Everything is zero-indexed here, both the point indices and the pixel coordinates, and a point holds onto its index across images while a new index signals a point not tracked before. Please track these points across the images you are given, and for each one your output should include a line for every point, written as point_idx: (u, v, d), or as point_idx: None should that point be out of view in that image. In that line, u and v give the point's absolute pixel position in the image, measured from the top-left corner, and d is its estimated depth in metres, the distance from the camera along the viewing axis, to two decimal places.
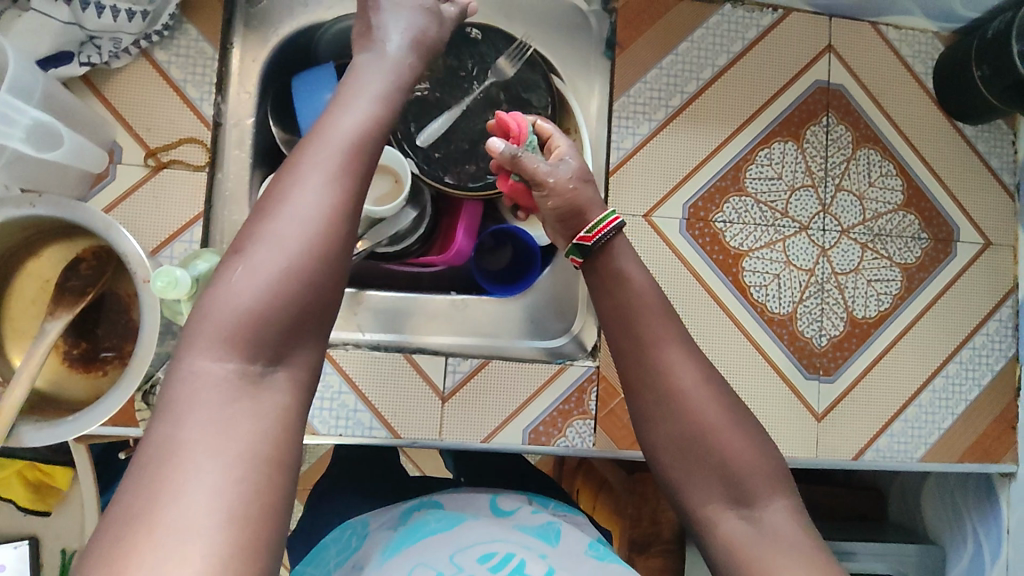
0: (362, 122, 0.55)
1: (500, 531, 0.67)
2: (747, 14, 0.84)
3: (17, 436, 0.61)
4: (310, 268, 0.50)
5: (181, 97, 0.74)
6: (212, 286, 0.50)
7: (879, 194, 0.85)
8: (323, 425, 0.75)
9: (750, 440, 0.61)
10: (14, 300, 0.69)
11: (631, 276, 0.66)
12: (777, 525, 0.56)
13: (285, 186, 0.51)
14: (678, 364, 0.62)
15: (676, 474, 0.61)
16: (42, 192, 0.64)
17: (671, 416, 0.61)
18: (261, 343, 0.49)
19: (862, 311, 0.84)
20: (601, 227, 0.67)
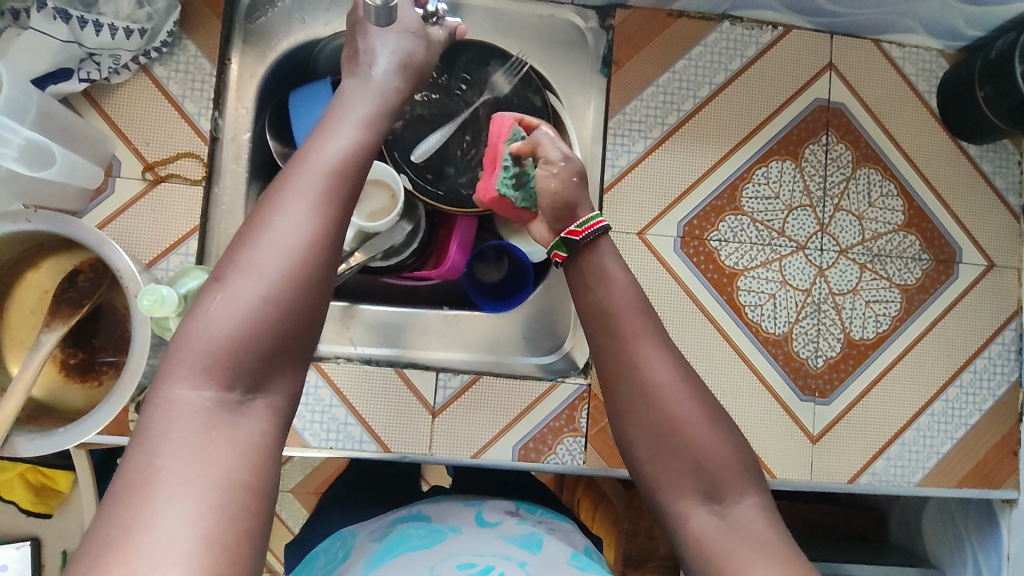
0: (345, 147, 0.55)
1: (481, 543, 0.67)
2: (746, 31, 0.84)
3: (11, 445, 0.62)
4: (291, 292, 0.50)
5: (180, 112, 0.76)
6: (190, 313, 0.50)
7: (879, 214, 0.84)
8: (313, 438, 0.75)
9: (725, 436, 0.60)
10: (14, 310, 0.71)
11: (612, 272, 0.67)
12: (746, 522, 0.56)
13: (269, 209, 0.52)
14: (653, 360, 0.62)
15: (652, 472, 0.60)
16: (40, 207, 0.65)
17: (647, 414, 0.61)
18: (240, 371, 0.49)
19: (860, 333, 0.83)
20: (590, 224, 0.68)
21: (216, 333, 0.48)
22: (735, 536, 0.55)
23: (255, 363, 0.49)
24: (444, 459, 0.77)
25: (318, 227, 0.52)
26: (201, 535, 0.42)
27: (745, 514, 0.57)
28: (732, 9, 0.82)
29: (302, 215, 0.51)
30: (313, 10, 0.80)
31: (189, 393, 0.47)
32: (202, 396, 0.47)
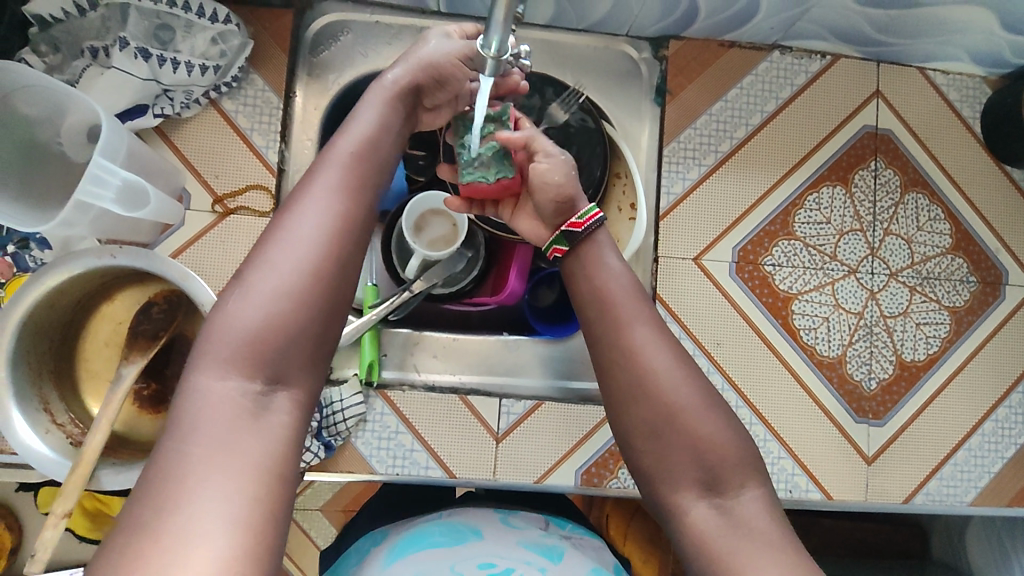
0: (360, 149, 0.59)
1: (504, 553, 0.72)
2: (796, 60, 0.86)
3: (95, 479, 0.63)
4: (307, 288, 0.53)
5: (249, 146, 0.77)
6: (213, 312, 0.52)
7: (927, 238, 0.86)
8: (380, 465, 0.76)
9: (723, 420, 0.60)
10: (89, 341, 0.72)
11: (608, 262, 0.65)
12: (749, 514, 0.56)
13: (292, 211, 0.55)
14: (650, 346, 0.61)
15: (649, 459, 0.60)
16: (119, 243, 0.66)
17: (644, 399, 0.59)
18: (262, 360, 0.51)
19: (911, 354, 0.84)
20: (591, 215, 0.66)
21: (238, 325, 0.51)
22: (739, 535, 0.54)
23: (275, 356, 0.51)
24: (508, 485, 0.78)
25: (333, 224, 0.55)
26: (232, 523, 0.43)
27: (749, 505, 0.56)
28: (782, 40, 0.84)
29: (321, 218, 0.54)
30: (376, 43, 0.82)
31: (216, 383, 0.49)
32: (229, 385, 0.49)
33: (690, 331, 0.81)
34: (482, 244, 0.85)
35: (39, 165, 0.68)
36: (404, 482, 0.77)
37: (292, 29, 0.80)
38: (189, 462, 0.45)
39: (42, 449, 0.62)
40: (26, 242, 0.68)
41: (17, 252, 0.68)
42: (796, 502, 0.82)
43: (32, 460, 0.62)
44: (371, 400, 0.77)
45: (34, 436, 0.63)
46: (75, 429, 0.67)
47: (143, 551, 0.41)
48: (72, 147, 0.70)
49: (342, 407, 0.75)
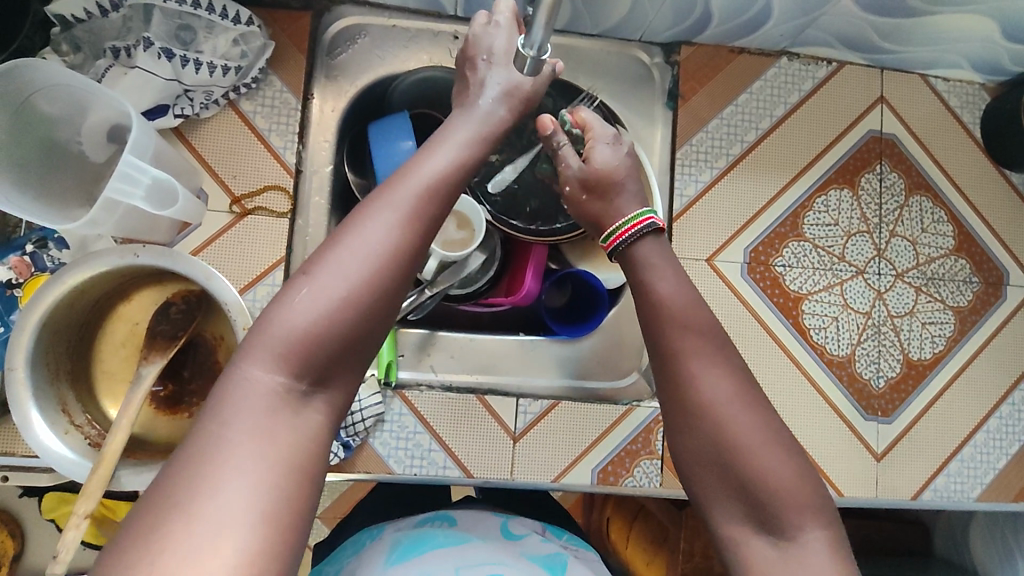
0: (443, 169, 0.57)
1: (506, 559, 0.73)
2: (803, 66, 0.88)
3: (115, 480, 0.63)
4: (364, 299, 0.50)
5: (267, 147, 0.78)
6: (274, 303, 0.50)
7: (931, 239, 0.88)
8: (399, 465, 0.76)
9: (785, 459, 0.57)
10: (105, 343, 0.71)
11: (665, 286, 0.65)
12: (814, 557, 0.53)
13: (363, 212, 0.52)
14: (706, 377, 0.60)
15: (703, 489, 0.58)
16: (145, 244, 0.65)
17: (698, 429, 0.59)
18: (309, 362, 0.48)
19: (917, 353, 0.86)
20: (630, 232, 0.70)
21: (293, 324, 0.48)
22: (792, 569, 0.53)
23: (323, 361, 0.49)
24: (526, 484, 0.78)
25: (402, 238, 0.52)
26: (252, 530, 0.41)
27: (814, 549, 0.54)
28: (790, 46, 0.86)
29: (391, 228, 0.52)
30: (391, 46, 0.83)
31: (262, 376, 0.47)
32: (273, 381, 0.47)
33: None
34: (498, 245, 0.87)
35: (57, 164, 0.68)
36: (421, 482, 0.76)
37: (309, 30, 0.80)
38: (221, 445, 0.44)
39: (63, 450, 0.61)
40: (43, 241, 0.67)
41: (34, 252, 0.66)
42: None
43: (51, 461, 0.61)
44: (389, 401, 0.76)
45: (53, 438, 0.62)
46: (92, 430, 0.66)
47: (147, 556, 0.39)
48: (91, 147, 0.70)
49: (360, 407, 0.74)
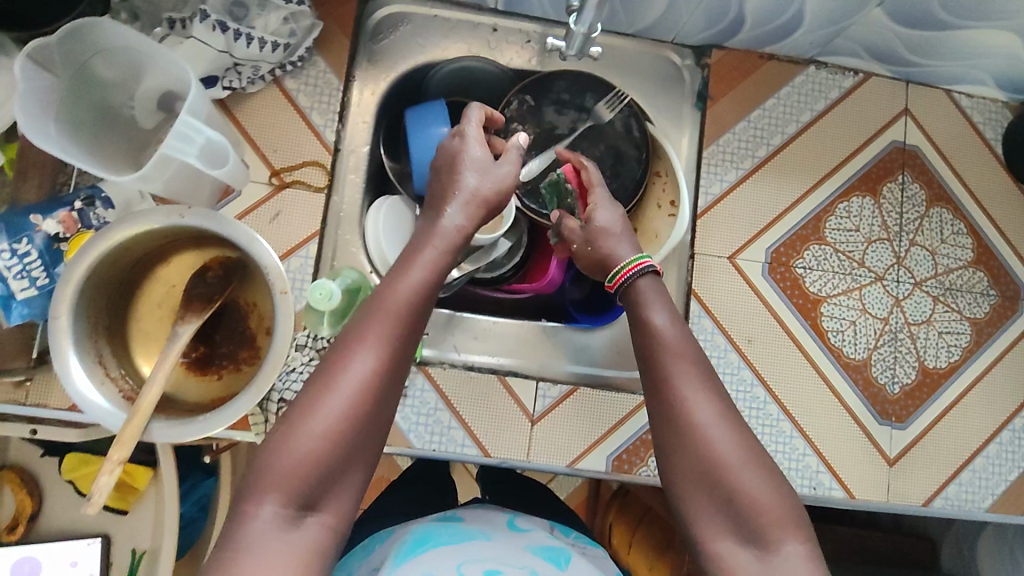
0: (417, 286, 0.59)
1: (509, 552, 0.71)
2: (830, 75, 0.90)
3: (146, 432, 0.64)
4: (350, 426, 0.52)
5: (308, 124, 0.80)
6: (262, 448, 0.52)
7: (950, 251, 0.90)
8: (418, 440, 0.78)
9: (768, 479, 0.56)
10: (142, 303, 0.72)
11: (658, 319, 0.64)
12: (792, 572, 0.52)
13: (349, 346, 0.55)
14: (697, 398, 0.59)
15: (688, 506, 0.57)
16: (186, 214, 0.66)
17: (688, 449, 0.57)
18: (300, 490, 0.50)
19: (933, 361, 0.87)
20: (624, 273, 0.68)
21: (285, 460, 0.50)
22: None
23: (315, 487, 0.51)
24: (542, 466, 0.80)
25: (386, 367, 0.55)
26: None
27: (794, 563, 0.53)
28: (818, 55, 0.88)
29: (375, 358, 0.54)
30: (432, 35, 0.86)
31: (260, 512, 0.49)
32: (263, 510, 0.49)
33: (723, 327, 0.84)
34: (525, 234, 0.89)
35: (109, 127, 0.70)
36: (439, 458, 0.78)
37: (355, 15, 0.83)
38: None
39: (99, 400, 0.63)
40: (91, 199, 0.69)
41: (82, 209, 0.68)
42: (819, 499, 0.83)
43: (88, 409, 0.63)
44: (412, 376, 0.79)
45: (90, 388, 0.63)
46: (126, 384, 0.67)
47: None
48: (142, 112, 0.72)
49: None
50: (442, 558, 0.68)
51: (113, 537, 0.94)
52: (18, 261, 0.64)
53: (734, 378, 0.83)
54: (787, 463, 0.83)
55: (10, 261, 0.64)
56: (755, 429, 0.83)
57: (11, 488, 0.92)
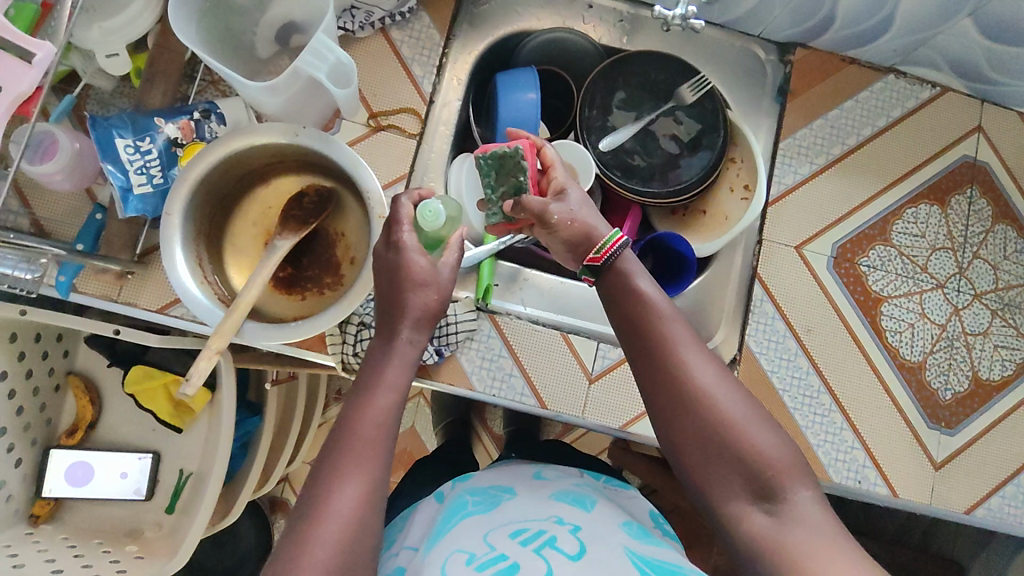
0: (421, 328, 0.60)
1: (535, 508, 0.70)
2: (909, 85, 0.92)
3: (240, 331, 0.68)
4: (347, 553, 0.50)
5: (408, 74, 0.84)
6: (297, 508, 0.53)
7: (1012, 267, 0.90)
8: (480, 383, 0.81)
9: (775, 434, 0.58)
10: (239, 219, 0.76)
11: (645, 291, 0.64)
12: (806, 516, 0.54)
13: (360, 402, 0.57)
14: (695, 363, 0.60)
15: (697, 471, 0.59)
16: (293, 145, 0.71)
17: (689, 413, 0.59)
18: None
19: (987, 373, 0.88)
20: (608, 247, 0.65)
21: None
22: (793, 530, 0.53)
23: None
24: (595, 425, 0.82)
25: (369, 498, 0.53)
26: None
27: (805, 507, 0.55)
28: (900, 64, 0.91)
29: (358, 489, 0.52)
30: (530, 5, 0.90)
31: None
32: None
33: (784, 314, 0.86)
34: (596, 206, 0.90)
35: (231, 50, 0.75)
36: (497, 402, 0.81)
37: None
38: None
39: (199, 295, 0.67)
40: (207, 113, 0.72)
41: (199, 120, 0.71)
42: (861, 493, 0.84)
43: (188, 302, 0.66)
44: (480, 322, 0.82)
45: (193, 283, 0.67)
46: (219, 289, 0.71)
47: None
48: (262, 40, 0.76)
49: (455, 321, 0.80)
50: (469, 535, 0.66)
51: (163, 455, 0.99)
52: (140, 157, 0.69)
53: (790, 364, 0.85)
54: (834, 453, 0.84)
55: (132, 155, 0.68)
56: (806, 416, 0.84)
57: (75, 394, 0.96)
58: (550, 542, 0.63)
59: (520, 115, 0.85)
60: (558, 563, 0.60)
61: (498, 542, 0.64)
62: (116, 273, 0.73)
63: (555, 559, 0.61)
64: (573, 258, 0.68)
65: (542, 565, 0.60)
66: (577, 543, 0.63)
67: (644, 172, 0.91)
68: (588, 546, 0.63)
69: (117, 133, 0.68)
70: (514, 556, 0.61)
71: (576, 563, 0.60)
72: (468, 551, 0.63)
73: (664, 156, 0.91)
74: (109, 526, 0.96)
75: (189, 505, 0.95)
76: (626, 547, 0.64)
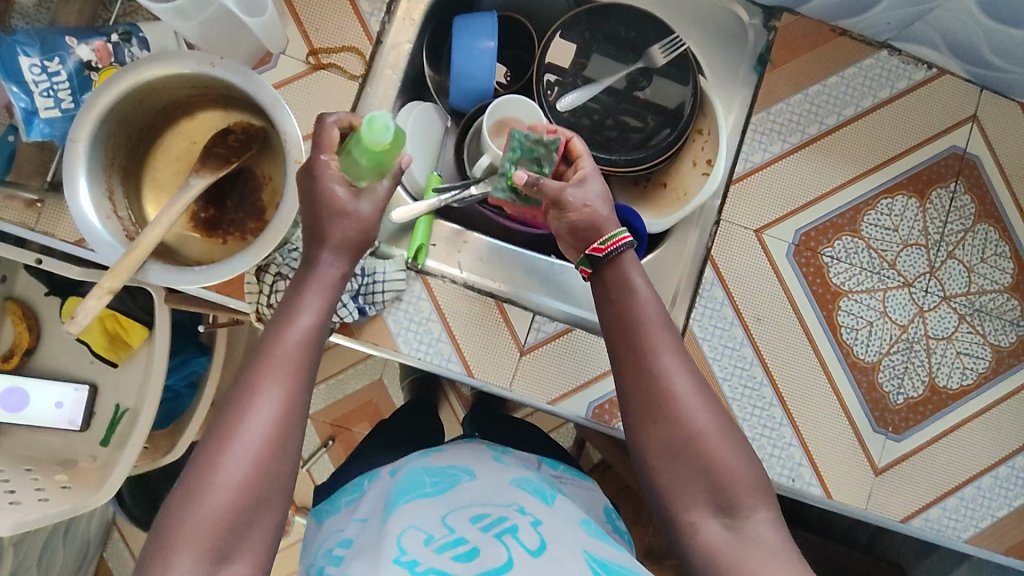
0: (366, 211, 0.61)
1: (494, 492, 0.68)
2: (902, 64, 0.84)
3: (142, 270, 0.64)
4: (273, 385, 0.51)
5: (354, 8, 0.76)
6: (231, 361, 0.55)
7: (988, 271, 0.84)
8: (405, 345, 0.78)
9: (741, 451, 0.60)
10: (160, 153, 0.73)
11: (635, 287, 0.65)
12: (760, 535, 0.56)
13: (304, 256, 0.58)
14: (674, 370, 0.61)
15: (661, 476, 0.60)
16: (213, 76, 0.66)
17: (662, 420, 0.60)
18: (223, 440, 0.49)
19: (944, 380, 0.83)
20: (613, 242, 0.65)
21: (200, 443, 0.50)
22: (749, 547, 0.56)
23: (195, 546, 0.51)
24: (523, 398, 0.80)
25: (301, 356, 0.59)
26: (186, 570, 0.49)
27: (762, 528, 0.57)
28: (894, 40, 0.83)
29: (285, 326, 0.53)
30: None
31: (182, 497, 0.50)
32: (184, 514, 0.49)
33: (733, 300, 0.81)
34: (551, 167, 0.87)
35: None
36: (422, 367, 0.79)
37: None
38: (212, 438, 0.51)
39: (100, 229, 0.63)
40: (128, 36, 0.67)
41: (118, 43, 0.67)
42: (794, 492, 0.81)
43: (88, 237, 0.63)
44: (411, 282, 0.78)
45: (95, 216, 0.64)
46: (130, 225, 0.68)
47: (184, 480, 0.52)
48: None
49: (384, 279, 0.76)
50: (426, 512, 0.64)
51: (101, 388, 0.98)
52: (47, 78, 0.64)
53: (734, 353, 0.81)
54: (770, 448, 0.81)
55: (38, 75, 0.64)
56: (745, 408, 0.81)
57: (13, 320, 0.95)
58: (511, 531, 0.61)
59: (475, 65, 0.80)
60: (517, 556, 0.58)
61: (457, 526, 0.62)
62: (26, 201, 0.69)
63: (515, 550, 0.59)
64: (573, 246, 0.69)
65: (502, 556, 0.58)
66: (538, 537, 0.60)
67: (634, 138, 0.86)
68: (550, 544, 0.60)
69: (22, 50, 0.64)
70: (473, 542, 0.60)
71: (536, 559, 0.57)
72: (426, 530, 0.60)
73: (653, 120, 0.86)
74: (43, 454, 0.97)
75: (123, 439, 0.94)
76: (585, 551, 0.60)
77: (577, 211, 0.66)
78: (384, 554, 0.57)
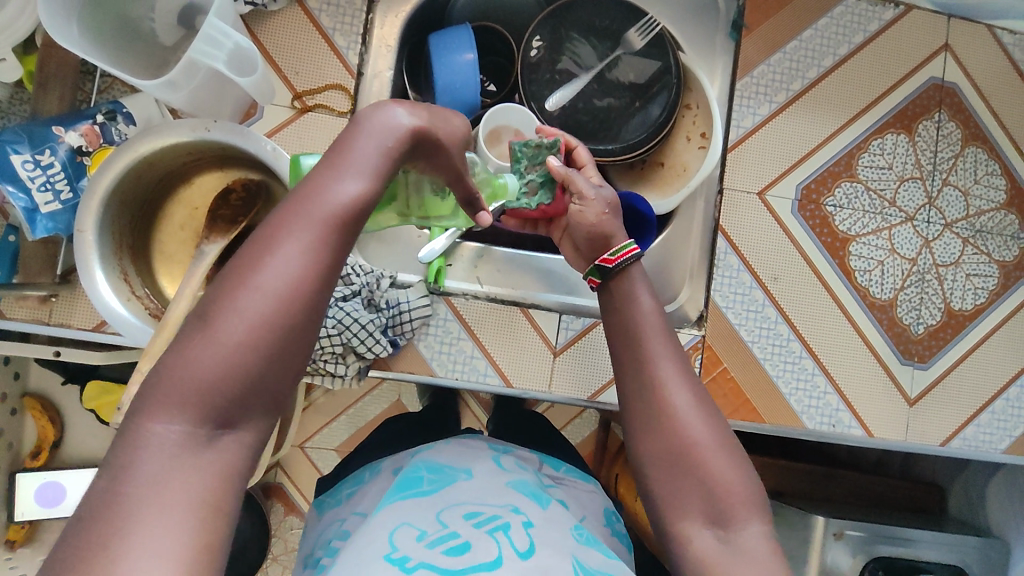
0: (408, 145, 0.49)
1: (493, 491, 0.65)
2: (870, 7, 0.86)
3: None
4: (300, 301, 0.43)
5: (330, 46, 0.75)
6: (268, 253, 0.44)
7: (983, 192, 0.87)
8: (441, 368, 0.78)
9: (739, 466, 0.56)
10: (165, 224, 0.71)
11: (638, 300, 0.63)
12: (753, 550, 0.52)
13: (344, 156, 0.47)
14: (674, 383, 0.59)
15: (657, 487, 0.57)
16: (208, 142, 0.65)
17: (660, 430, 0.57)
18: (211, 403, 0.41)
19: (959, 303, 0.86)
20: (625, 252, 0.64)
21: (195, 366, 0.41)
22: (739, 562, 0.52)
23: None
24: (563, 398, 0.81)
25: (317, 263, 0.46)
26: None
27: (755, 540, 0.53)
28: None
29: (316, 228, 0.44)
30: None
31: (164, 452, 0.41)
32: (171, 430, 0.40)
33: (748, 265, 0.83)
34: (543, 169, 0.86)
35: (130, 42, 0.66)
36: (460, 386, 0.79)
37: None
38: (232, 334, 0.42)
39: (125, 313, 0.62)
40: (112, 114, 0.66)
41: (104, 123, 0.66)
42: (836, 436, 0.84)
43: (115, 323, 0.62)
44: (435, 305, 0.78)
45: (116, 301, 0.62)
46: (151, 303, 0.67)
47: None
48: (163, 27, 0.67)
49: (409, 308, 0.76)
50: (420, 510, 0.61)
51: None
52: (41, 172, 0.63)
53: (757, 315, 0.83)
54: (807, 400, 0.83)
55: (33, 171, 0.63)
56: (777, 365, 0.83)
57: (34, 416, 0.93)
58: (503, 529, 0.58)
59: (461, 78, 0.79)
60: (506, 556, 0.54)
61: (450, 521, 0.59)
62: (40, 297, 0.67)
63: (505, 549, 0.55)
64: (585, 255, 0.69)
65: (492, 552, 0.55)
66: (528, 538, 0.57)
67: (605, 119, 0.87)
68: (538, 549, 0.56)
69: (11, 149, 0.62)
70: (466, 536, 0.56)
71: (524, 561, 0.54)
72: (419, 527, 0.58)
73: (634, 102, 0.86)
74: None
75: None
76: (572, 557, 0.57)
77: (592, 216, 0.67)
78: (375, 548, 0.55)
